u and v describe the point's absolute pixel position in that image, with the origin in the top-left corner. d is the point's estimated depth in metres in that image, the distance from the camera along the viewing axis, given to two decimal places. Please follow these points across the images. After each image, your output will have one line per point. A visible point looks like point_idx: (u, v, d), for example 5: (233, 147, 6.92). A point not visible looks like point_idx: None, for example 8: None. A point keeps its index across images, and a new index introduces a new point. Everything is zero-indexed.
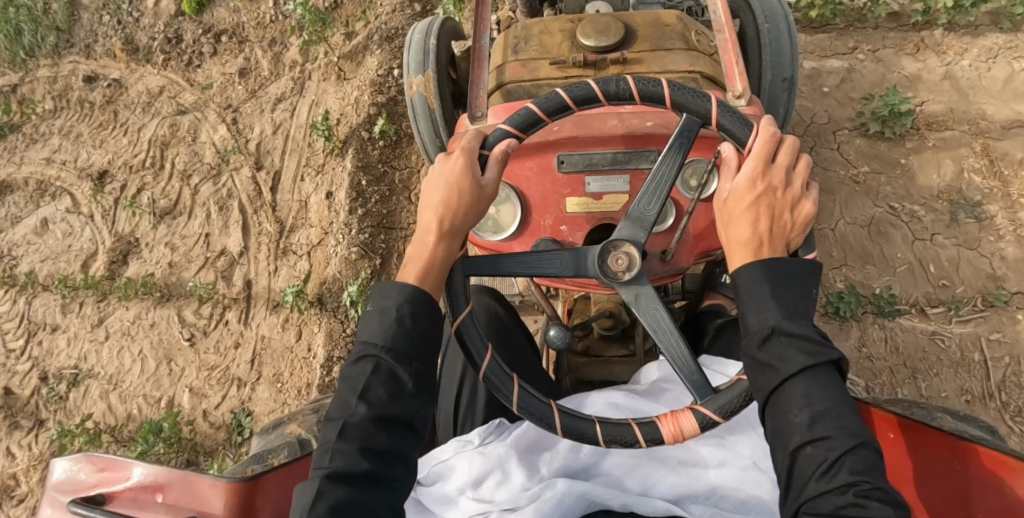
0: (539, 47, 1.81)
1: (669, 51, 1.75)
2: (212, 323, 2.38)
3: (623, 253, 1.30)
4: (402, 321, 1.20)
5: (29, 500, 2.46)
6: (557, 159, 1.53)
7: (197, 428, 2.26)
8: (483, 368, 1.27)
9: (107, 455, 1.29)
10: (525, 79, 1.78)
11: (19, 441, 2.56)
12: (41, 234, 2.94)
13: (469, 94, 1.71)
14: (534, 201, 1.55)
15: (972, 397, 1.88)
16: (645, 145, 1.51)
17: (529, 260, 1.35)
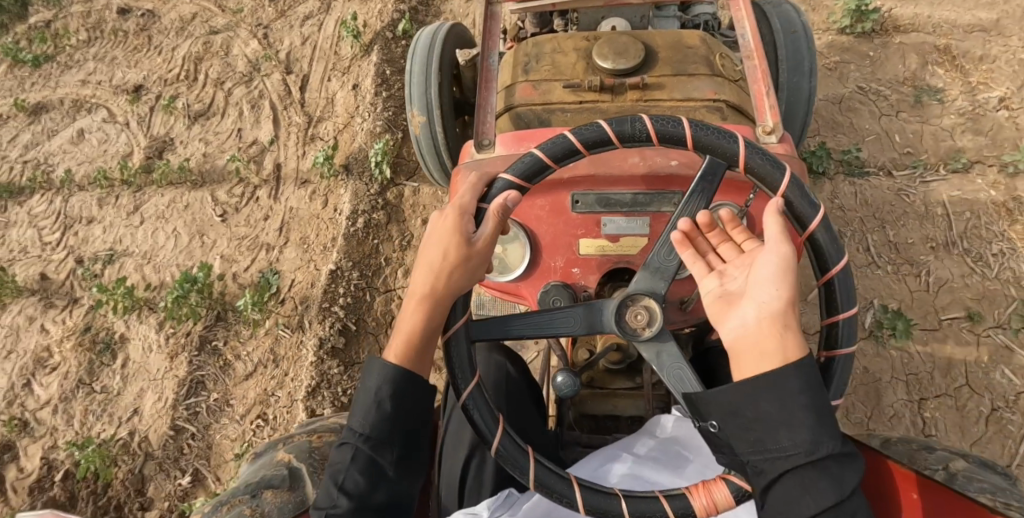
0: (551, 68, 1.86)
1: (692, 76, 1.78)
2: (244, 201, 2.58)
3: (643, 308, 1.23)
4: (381, 403, 1.24)
5: (59, 369, 2.60)
6: (571, 198, 1.46)
7: (227, 288, 2.44)
8: (494, 445, 1.22)
9: None
10: (537, 102, 1.82)
11: (54, 318, 2.73)
12: (76, 144, 3.13)
13: (476, 120, 1.72)
14: (546, 241, 1.47)
15: (936, 244, 2.06)
16: (667, 186, 1.43)
17: (540, 321, 1.28)
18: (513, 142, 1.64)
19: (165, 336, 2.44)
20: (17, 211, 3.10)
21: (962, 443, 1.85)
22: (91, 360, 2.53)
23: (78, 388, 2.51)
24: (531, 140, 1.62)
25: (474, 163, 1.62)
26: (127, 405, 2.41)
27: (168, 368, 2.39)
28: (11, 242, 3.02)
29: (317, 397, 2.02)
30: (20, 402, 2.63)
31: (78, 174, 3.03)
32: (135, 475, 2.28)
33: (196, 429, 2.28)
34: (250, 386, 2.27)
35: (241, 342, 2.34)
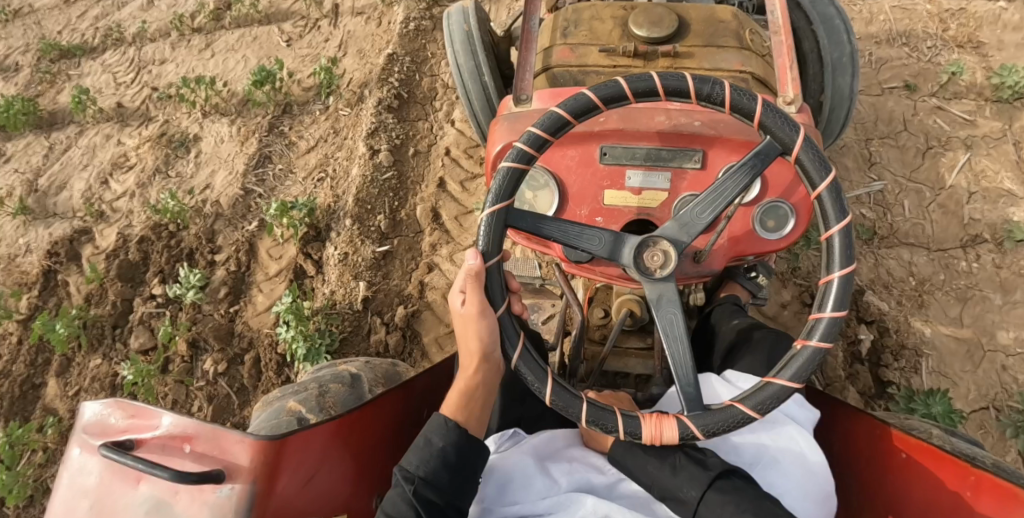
0: (589, 33, 1.74)
1: (722, 48, 1.69)
2: (307, 29, 3.03)
3: (660, 251, 1.32)
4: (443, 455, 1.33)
5: (135, 168, 2.96)
6: (600, 150, 1.51)
7: (290, 91, 2.84)
8: (516, 360, 1.30)
9: (138, 403, 1.38)
10: (573, 64, 1.70)
11: (128, 132, 3.09)
12: (147, 10, 3.47)
13: (515, 76, 1.65)
14: (574, 191, 1.52)
15: (879, 40, 2.54)
16: (689, 144, 1.49)
17: (570, 230, 1.37)
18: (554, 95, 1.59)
19: (237, 128, 2.84)
20: (91, 65, 3.42)
21: (904, 170, 2.31)
22: (167, 154, 2.91)
23: (155, 175, 2.88)
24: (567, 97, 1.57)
25: (510, 116, 1.57)
26: (199, 182, 2.79)
27: (239, 150, 2.78)
28: (86, 85, 3.32)
29: (375, 137, 2.47)
30: (98, 197, 2.95)
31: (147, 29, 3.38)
32: (206, 229, 2.64)
33: (264, 192, 2.66)
34: (313, 157, 2.68)
35: (305, 126, 2.76)
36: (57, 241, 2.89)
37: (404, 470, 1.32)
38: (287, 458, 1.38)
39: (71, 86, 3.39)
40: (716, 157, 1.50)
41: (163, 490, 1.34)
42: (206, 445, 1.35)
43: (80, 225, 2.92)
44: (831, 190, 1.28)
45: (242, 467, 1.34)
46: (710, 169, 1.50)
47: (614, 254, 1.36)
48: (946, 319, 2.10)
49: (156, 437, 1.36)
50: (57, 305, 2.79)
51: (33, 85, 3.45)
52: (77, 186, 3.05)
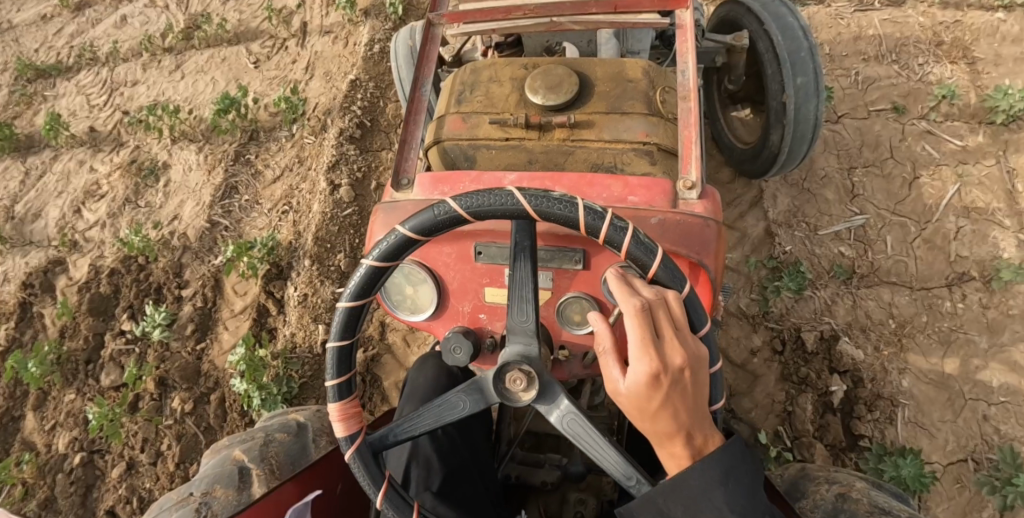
0: (485, 99, 1.60)
1: (626, 115, 1.52)
2: (275, 50, 2.96)
3: (525, 380, 1.16)
4: None
5: (107, 195, 2.94)
6: (475, 248, 1.38)
7: (257, 117, 2.78)
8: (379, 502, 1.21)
9: None
10: (464, 138, 1.56)
11: (101, 158, 3.08)
12: (120, 27, 3.44)
13: (397, 156, 1.51)
14: (453, 287, 1.41)
15: (868, 57, 2.39)
16: (569, 244, 1.33)
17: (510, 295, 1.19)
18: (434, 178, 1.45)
19: (204, 156, 2.79)
20: (67, 86, 3.42)
21: (888, 201, 2.18)
22: (137, 183, 2.88)
23: (125, 205, 2.85)
24: (448, 183, 1.43)
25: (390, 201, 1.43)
26: (168, 213, 2.77)
27: (206, 180, 2.74)
28: (61, 108, 3.34)
29: (336, 170, 2.39)
30: (72, 226, 2.97)
31: (119, 48, 3.34)
32: (173, 263, 2.61)
33: (230, 224, 2.62)
34: (278, 187, 2.62)
35: (271, 154, 2.70)
36: (32, 272, 2.91)
37: None
38: None
39: (48, 109, 3.39)
40: (600, 257, 1.33)
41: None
42: None
43: (57, 255, 2.94)
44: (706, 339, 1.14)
45: None
46: (595, 269, 1.34)
47: (506, 334, 1.20)
48: (926, 365, 1.99)
49: None
50: (33, 337, 2.81)
51: (13, 108, 3.47)
52: (53, 215, 3.06)
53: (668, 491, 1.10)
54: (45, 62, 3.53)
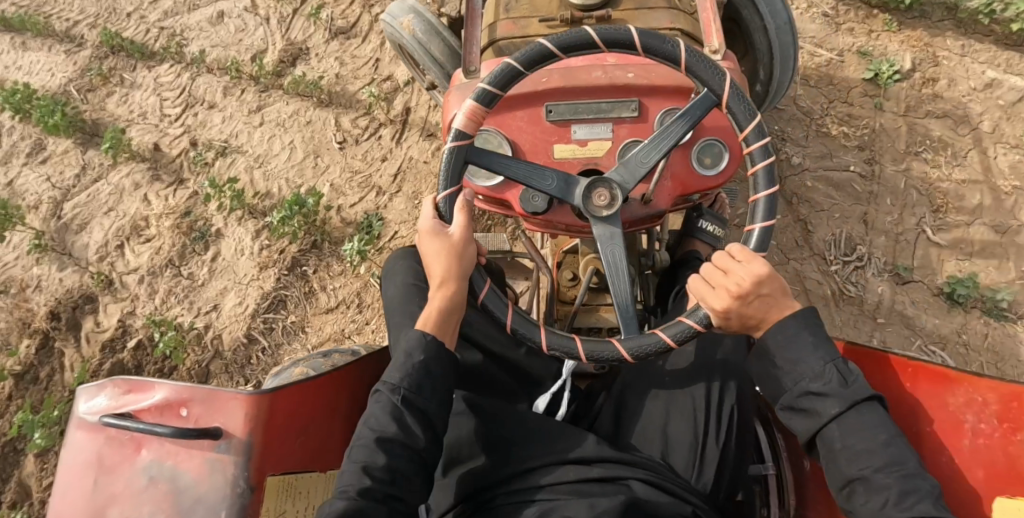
0: (530, 7, 2.03)
1: (652, 10, 1.96)
2: (366, 134, 2.56)
3: (605, 191, 1.51)
4: (411, 356, 1.44)
5: (154, 241, 2.69)
6: (545, 109, 1.67)
7: (329, 219, 2.44)
8: (483, 296, 1.51)
9: (132, 380, 1.54)
10: (516, 35, 2.00)
11: (156, 189, 2.80)
12: (214, 25, 3.11)
13: (464, 53, 1.93)
14: (525, 146, 1.67)
15: None
16: (626, 96, 1.66)
17: (521, 172, 1.56)
18: (494, 65, 1.91)
19: (259, 246, 2.49)
20: (145, 75, 3.14)
21: None
22: (184, 245, 2.61)
23: (167, 267, 2.60)
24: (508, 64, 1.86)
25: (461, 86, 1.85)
26: (207, 299, 2.50)
27: (254, 276, 2.45)
28: (135, 104, 3.08)
29: None
30: (111, 261, 2.75)
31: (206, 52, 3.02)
32: (200, 368, 2.39)
33: (267, 345, 2.36)
34: (328, 323, 2.34)
35: (330, 276, 2.38)
36: (62, 302, 2.75)
37: (388, 384, 1.42)
38: (280, 412, 1.54)
39: (125, 99, 3.13)
40: (651, 105, 1.66)
41: (162, 452, 1.48)
42: (201, 407, 1.51)
43: (91, 292, 2.74)
44: (750, 125, 1.47)
45: (239, 420, 1.49)
46: (647, 116, 1.65)
47: (569, 188, 1.54)
48: None
49: (150, 407, 1.52)
50: (49, 375, 2.70)
51: (91, 83, 3.22)
52: (96, 235, 2.84)
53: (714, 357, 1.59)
54: (133, 37, 3.24)
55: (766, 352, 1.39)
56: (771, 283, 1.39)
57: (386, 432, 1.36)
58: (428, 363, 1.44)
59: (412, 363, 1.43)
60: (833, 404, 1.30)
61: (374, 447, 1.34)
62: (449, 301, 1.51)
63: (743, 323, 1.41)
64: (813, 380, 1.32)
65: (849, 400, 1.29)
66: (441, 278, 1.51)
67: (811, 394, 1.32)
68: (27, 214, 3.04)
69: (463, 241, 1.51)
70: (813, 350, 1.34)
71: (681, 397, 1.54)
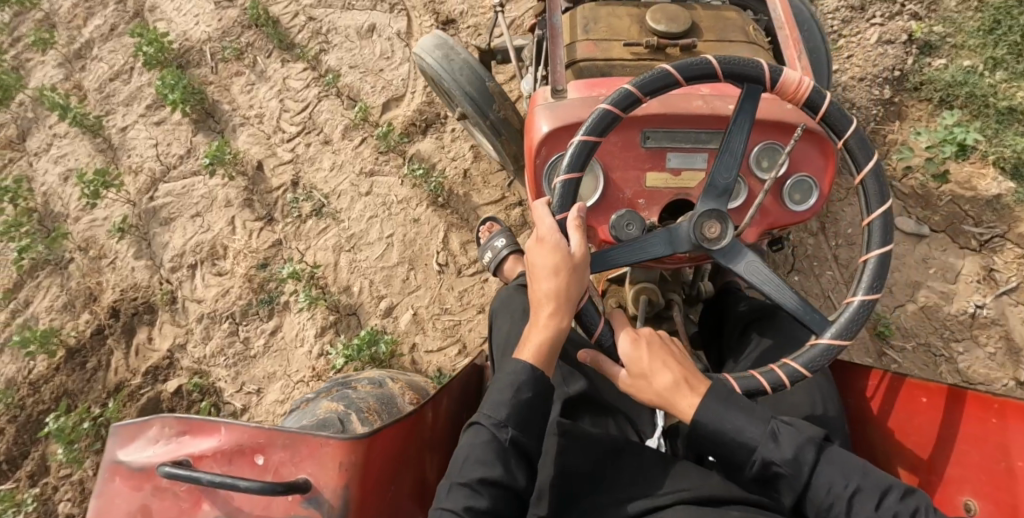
0: (607, 29, 2.00)
1: (733, 42, 1.99)
2: (472, 269, 2.31)
3: (715, 224, 1.56)
4: (519, 391, 1.48)
5: (225, 277, 2.50)
6: (642, 134, 1.66)
7: (400, 356, 2.23)
8: (598, 332, 1.59)
9: (193, 419, 1.51)
10: (599, 58, 1.95)
11: (244, 216, 2.58)
12: (360, 40, 2.79)
13: (548, 70, 1.79)
14: (615, 175, 1.68)
15: None
16: (726, 126, 1.66)
17: (637, 245, 1.58)
18: (584, 84, 1.77)
19: (319, 348, 2.28)
20: (277, 68, 2.90)
21: None
22: (249, 302, 2.40)
23: (226, 319, 2.42)
24: (603, 86, 1.76)
25: (548, 103, 1.75)
26: (252, 376, 2.34)
27: (306, 380, 2.27)
28: (258, 98, 2.86)
29: None
30: (179, 277, 2.61)
31: (340, 64, 2.74)
32: None
33: None
34: None
35: None
36: (124, 299, 2.66)
37: (491, 418, 1.46)
38: (376, 450, 1.53)
39: (249, 86, 2.92)
40: (748, 136, 1.67)
41: (231, 507, 1.47)
42: (284, 451, 1.49)
43: (154, 299, 2.63)
44: (864, 159, 1.54)
45: (332, 460, 1.48)
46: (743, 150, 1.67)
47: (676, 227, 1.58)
48: None
49: (213, 451, 1.49)
50: (95, 366, 2.68)
51: (225, 52, 3.06)
52: (176, 238, 2.69)
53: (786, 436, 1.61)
54: (278, 14, 3.03)
55: (712, 440, 1.43)
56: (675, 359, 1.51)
57: (490, 472, 1.41)
58: (535, 400, 1.48)
59: (519, 400, 1.48)
60: (857, 500, 1.33)
61: (476, 484, 1.40)
62: (553, 320, 1.52)
63: (671, 387, 1.46)
64: (842, 484, 1.35)
65: (801, 445, 1.38)
66: (553, 293, 1.51)
67: (767, 451, 1.38)
68: (124, 178, 2.98)
69: (580, 256, 1.51)
70: (746, 418, 1.41)
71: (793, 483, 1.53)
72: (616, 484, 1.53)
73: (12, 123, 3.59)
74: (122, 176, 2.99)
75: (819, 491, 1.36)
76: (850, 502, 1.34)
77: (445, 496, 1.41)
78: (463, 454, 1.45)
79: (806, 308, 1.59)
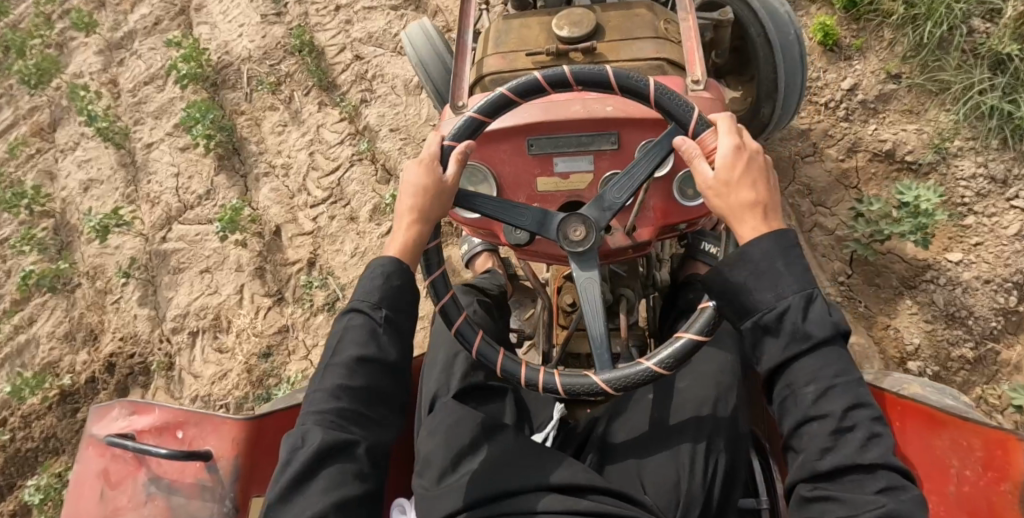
0: (518, 40, 1.90)
1: (638, 40, 1.80)
2: None
3: (580, 225, 1.38)
4: (391, 280, 1.34)
5: (224, 357, 2.30)
6: (528, 140, 1.55)
7: None
8: (431, 278, 1.41)
9: (137, 402, 1.62)
10: (504, 70, 1.85)
11: (254, 287, 2.35)
12: (404, 98, 2.47)
13: (453, 85, 1.80)
14: (507, 180, 1.57)
15: None
16: (608, 128, 1.52)
17: (502, 205, 1.45)
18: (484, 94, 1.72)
19: None
20: (313, 111, 2.61)
21: None
22: (245, 397, 2.21)
23: (218, 407, 2.23)
24: None
25: (450, 116, 1.71)
26: None
27: None
28: (286, 142, 2.58)
29: None
30: (175, 343, 2.42)
31: (380, 122, 2.43)
32: None
33: None
34: None
35: None
36: (123, 352, 2.50)
37: (365, 308, 1.33)
38: (265, 436, 1.62)
39: (281, 127, 2.64)
40: (631, 135, 1.53)
41: (155, 474, 1.55)
42: (194, 430, 1.59)
43: (153, 358, 2.45)
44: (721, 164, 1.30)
45: (228, 442, 1.58)
46: (626, 149, 1.53)
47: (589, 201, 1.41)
48: None
49: (152, 432, 1.59)
50: (89, 416, 2.56)
51: (262, 79, 2.81)
52: (182, 293, 2.49)
53: (688, 388, 1.45)
54: (324, 44, 2.78)
55: (746, 267, 1.16)
56: (751, 168, 1.27)
57: (365, 351, 1.30)
58: (398, 319, 1.35)
59: (389, 286, 1.34)
60: (830, 397, 1.09)
61: (352, 364, 1.29)
62: (408, 230, 1.39)
63: (750, 206, 1.24)
64: (808, 382, 1.10)
65: (822, 328, 1.10)
66: (416, 185, 1.40)
67: (793, 313, 1.11)
68: (140, 206, 2.78)
69: (449, 187, 1.39)
70: (791, 267, 1.13)
71: (672, 449, 1.37)
72: (501, 463, 1.34)
73: (48, 110, 3.46)
74: (139, 203, 2.79)
75: (801, 376, 1.10)
76: (814, 403, 1.09)
77: (308, 401, 1.29)
78: (338, 338, 1.33)
79: (604, 341, 1.37)
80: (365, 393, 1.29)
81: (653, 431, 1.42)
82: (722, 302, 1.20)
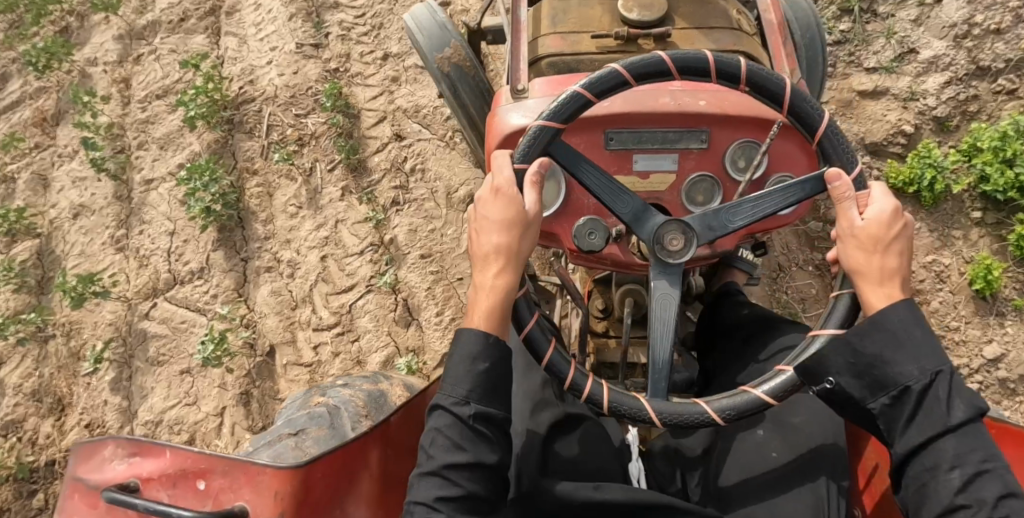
0: (579, 20, 1.73)
1: (711, 30, 1.72)
2: None
3: (680, 235, 1.33)
4: (477, 364, 1.27)
5: None
6: (605, 136, 1.45)
7: None
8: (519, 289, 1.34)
9: (139, 440, 1.29)
10: (566, 53, 1.69)
11: (237, 416, 2.07)
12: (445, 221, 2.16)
13: (509, 68, 1.59)
14: None
15: None
16: (697, 125, 1.45)
17: (601, 186, 1.35)
18: (553, 82, 1.55)
19: None
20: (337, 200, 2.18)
21: None
22: None
23: None
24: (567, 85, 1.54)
25: (508, 105, 1.55)
26: None
27: None
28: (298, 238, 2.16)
29: None
30: None
31: (410, 243, 2.12)
32: None
33: None
34: None
35: None
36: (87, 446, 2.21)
37: (453, 401, 1.26)
38: (313, 492, 1.32)
39: (294, 208, 2.21)
40: (721, 135, 1.46)
41: None
42: (224, 479, 1.29)
43: None
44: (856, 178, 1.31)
45: (267, 497, 1.28)
46: (715, 149, 1.46)
47: None
48: None
49: (162, 477, 1.29)
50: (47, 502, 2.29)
51: (285, 132, 2.36)
52: (157, 393, 2.15)
53: (790, 431, 1.43)
54: (363, 104, 2.30)
55: (879, 338, 1.17)
56: (901, 235, 1.26)
57: (457, 456, 1.23)
58: (495, 372, 1.28)
59: (476, 372, 1.26)
60: (981, 480, 1.09)
61: (446, 472, 1.24)
62: (488, 280, 1.30)
63: (891, 272, 1.24)
64: (953, 467, 1.10)
65: (952, 401, 1.12)
66: (491, 220, 1.31)
67: (936, 387, 1.12)
68: (127, 261, 2.40)
69: (528, 220, 1.31)
70: (927, 338, 1.15)
71: (783, 495, 1.35)
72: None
73: (48, 93, 3.02)
74: (127, 256, 2.41)
75: (944, 458, 1.10)
76: (961, 475, 1.09)
77: (417, 484, 1.26)
78: (427, 438, 1.27)
79: (666, 365, 1.34)
80: (470, 501, 1.24)
81: (770, 470, 1.39)
82: (847, 378, 1.19)
